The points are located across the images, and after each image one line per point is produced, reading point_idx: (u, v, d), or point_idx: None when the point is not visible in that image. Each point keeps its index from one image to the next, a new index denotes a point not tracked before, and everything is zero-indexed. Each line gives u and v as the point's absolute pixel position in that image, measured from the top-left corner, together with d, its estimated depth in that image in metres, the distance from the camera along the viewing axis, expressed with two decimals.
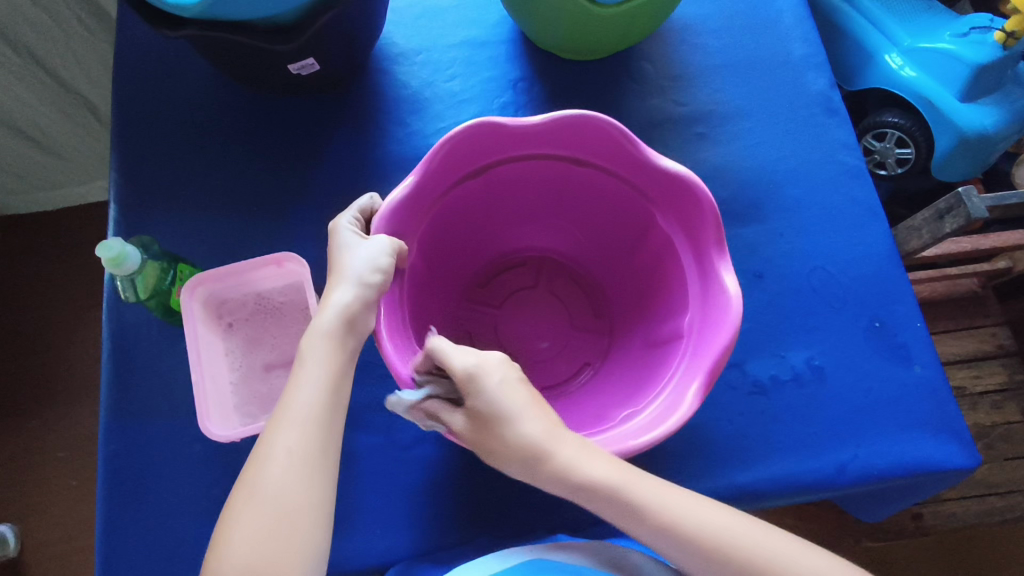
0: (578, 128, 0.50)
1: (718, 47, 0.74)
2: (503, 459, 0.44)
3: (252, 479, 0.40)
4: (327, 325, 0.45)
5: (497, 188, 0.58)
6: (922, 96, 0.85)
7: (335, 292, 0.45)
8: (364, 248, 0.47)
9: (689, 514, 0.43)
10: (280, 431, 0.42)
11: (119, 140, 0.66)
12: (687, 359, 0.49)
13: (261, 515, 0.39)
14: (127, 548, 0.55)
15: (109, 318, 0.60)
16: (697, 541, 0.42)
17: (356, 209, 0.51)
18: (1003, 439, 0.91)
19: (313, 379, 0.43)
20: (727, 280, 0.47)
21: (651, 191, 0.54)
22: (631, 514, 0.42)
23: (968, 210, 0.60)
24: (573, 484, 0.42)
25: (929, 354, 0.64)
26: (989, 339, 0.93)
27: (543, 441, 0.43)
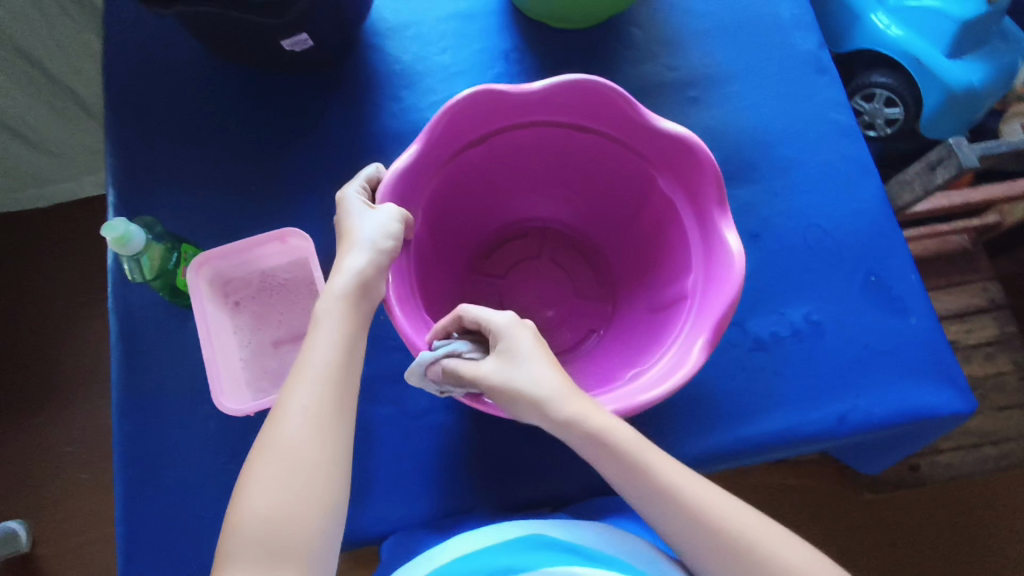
0: (577, 93, 0.51)
1: (708, 11, 0.74)
2: (517, 409, 0.45)
3: (272, 435, 0.42)
4: (341, 291, 0.46)
5: (498, 156, 0.58)
6: (910, 54, 0.86)
7: (348, 258, 0.46)
8: (375, 215, 0.47)
9: (694, 491, 0.43)
10: (297, 390, 0.43)
11: (113, 126, 0.66)
12: (692, 317, 0.50)
13: (278, 469, 0.41)
14: (147, 528, 0.56)
15: (114, 301, 0.60)
16: (698, 509, 0.42)
17: (363, 179, 0.51)
18: (997, 390, 0.93)
19: (326, 341, 0.45)
20: (729, 238, 0.48)
21: (650, 153, 0.54)
22: (634, 470, 0.44)
23: (958, 160, 0.61)
24: (580, 430, 0.44)
25: (923, 305, 0.65)
26: (980, 294, 0.95)
27: (559, 390, 0.44)
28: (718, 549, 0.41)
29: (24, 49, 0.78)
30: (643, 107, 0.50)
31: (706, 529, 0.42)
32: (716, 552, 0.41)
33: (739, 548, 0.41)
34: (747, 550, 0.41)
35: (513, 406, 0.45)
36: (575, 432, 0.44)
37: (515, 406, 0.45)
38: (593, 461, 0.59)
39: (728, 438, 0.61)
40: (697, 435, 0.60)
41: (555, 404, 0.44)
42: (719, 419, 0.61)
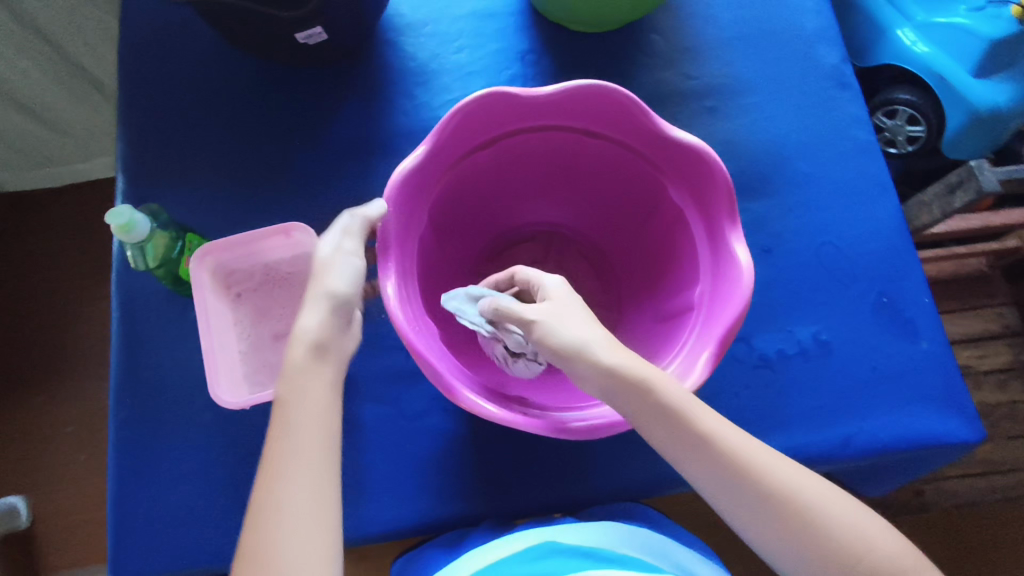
0: (590, 98, 0.50)
1: (729, 20, 0.73)
2: (554, 358, 0.44)
3: (268, 510, 0.38)
4: (298, 357, 0.43)
5: (507, 159, 0.57)
6: (933, 71, 0.84)
7: (303, 321, 0.43)
8: (332, 264, 0.45)
9: (736, 441, 0.43)
10: (283, 458, 0.40)
11: (126, 111, 0.66)
12: (697, 332, 0.49)
13: (280, 524, 0.38)
14: (140, 515, 0.56)
15: (119, 287, 0.60)
16: (740, 457, 0.42)
17: (352, 213, 0.46)
18: (1008, 418, 0.91)
19: (301, 393, 0.42)
20: (738, 252, 0.47)
21: (662, 162, 0.53)
22: (679, 422, 0.42)
23: (979, 184, 0.60)
24: (644, 382, 0.42)
25: (935, 329, 0.64)
26: (995, 319, 0.94)
27: (599, 341, 0.43)
28: (768, 500, 0.41)
29: (42, 30, 0.79)
30: (656, 115, 0.48)
31: (757, 480, 0.42)
32: (764, 505, 0.41)
33: (789, 499, 0.41)
34: (794, 500, 0.41)
35: (568, 357, 0.43)
36: (630, 384, 0.42)
37: (571, 357, 0.43)
38: (589, 472, 0.58)
39: None
40: None
41: (614, 355, 0.43)
42: None
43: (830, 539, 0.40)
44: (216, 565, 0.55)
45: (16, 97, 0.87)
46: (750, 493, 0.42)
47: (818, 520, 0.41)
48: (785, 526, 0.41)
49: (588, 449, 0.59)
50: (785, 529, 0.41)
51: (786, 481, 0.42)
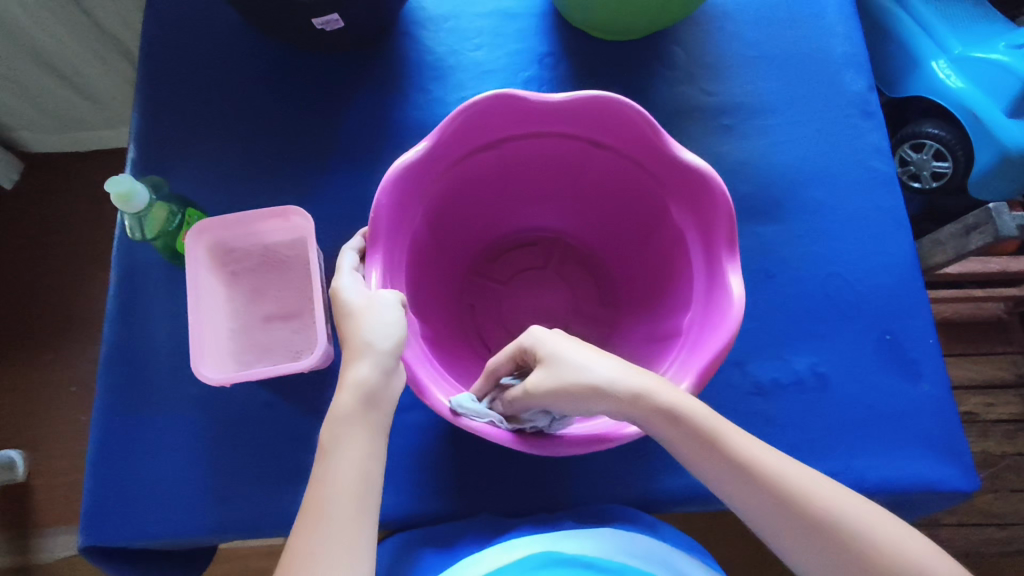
0: (595, 109, 0.49)
1: (756, 38, 0.71)
2: (580, 396, 0.44)
3: (307, 548, 0.40)
4: (347, 404, 0.44)
5: (512, 163, 0.57)
6: (967, 108, 0.81)
7: (355, 369, 0.44)
8: (373, 310, 0.45)
9: (771, 459, 0.43)
10: (329, 496, 0.41)
11: (143, 82, 0.67)
12: (682, 358, 0.48)
13: (334, 524, 0.40)
14: (117, 482, 0.56)
15: (119, 255, 0.61)
16: (779, 475, 0.42)
17: (350, 249, 0.49)
18: (1011, 470, 0.88)
19: (356, 419, 0.44)
20: (732, 282, 0.46)
21: (667, 181, 0.52)
22: (712, 443, 0.43)
23: (996, 228, 0.58)
24: (666, 410, 0.42)
25: (939, 372, 0.62)
26: (1007, 367, 0.91)
27: (623, 372, 0.44)
28: (804, 517, 0.41)
29: None
30: (662, 133, 0.47)
31: (788, 494, 0.41)
32: (800, 523, 0.41)
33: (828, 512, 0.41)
34: (831, 510, 0.41)
35: (580, 396, 0.44)
36: (663, 416, 0.42)
37: (583, 397, 0.44)
38: (567, 483, 0.58)
39: None
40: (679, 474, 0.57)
41: (633, 384, 0.43)
42: None
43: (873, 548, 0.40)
44: (187, 538, 0.56)
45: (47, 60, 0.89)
46: (787, 511, 0.41)
47: (866, 538, 0.40)
48: (824, 540, 0.40)
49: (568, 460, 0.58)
50: (825, 542, 0.40)
51: (817, 491, 0.42)
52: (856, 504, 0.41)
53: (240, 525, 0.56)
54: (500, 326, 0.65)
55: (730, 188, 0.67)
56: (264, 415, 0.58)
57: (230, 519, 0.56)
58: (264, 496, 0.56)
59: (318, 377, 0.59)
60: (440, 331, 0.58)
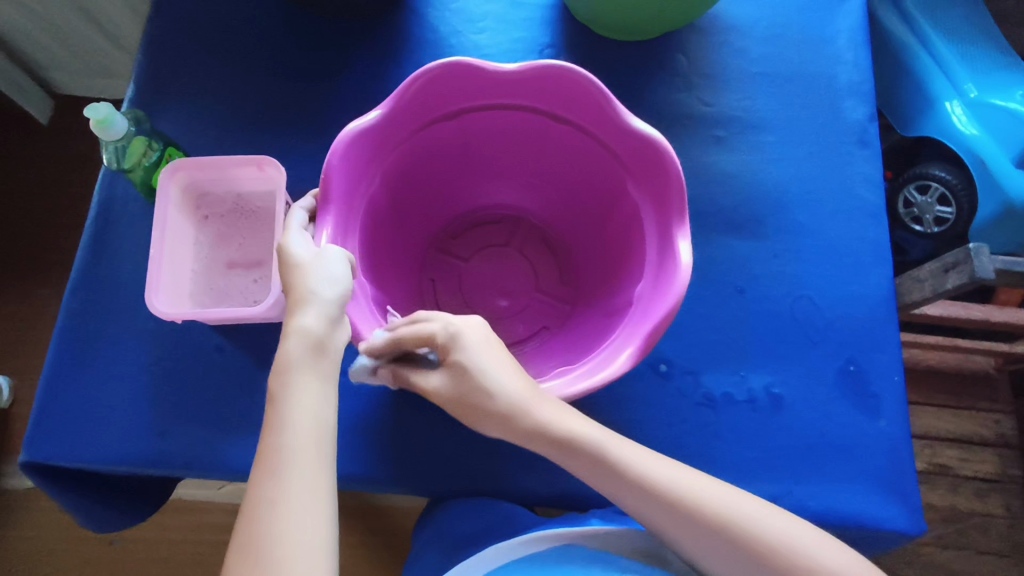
0: (558, 81, 0.51)
1: (759, 54, 0.70)
2: (478, 418, 0.45)
3: (266, 495, 0.38)
4: (294, 352, 0.41)
5: (478, 132, 0.59)
6: (975, 153, 0.78)
7: (300, 318, 0.42)
8: (320, 263, 0.44)
9: (669, 476, 0.44)
10: (285, 443, 0.39)
11: (150, 25, 0.68)
12: (630, 326, 0.49)
13: (295, 475, 0.38)
14: (64, 402, 0.58)
15: (102, 187, 0.63)
16: (681, 494, 0.44)
17: (299, 207, 0.48)
18: (977, 529, 0.88)
19: (310, 367, 0.41)
20: (681, 250, 0.47)
21: (627, 158, 0.54)
22: (611, 473, 0.45)
23: (973, 268, 0.57)
24: (557, 441, 0.45)
25: (898, 410, 0.61)
26: (990, 426, 0.91)
27: (521, 398, 0.44)
28: (723, 544, 0.43)
29: None
30: (619, 103, 0.49)
31: (704, 519, 0.43)
32: (718, 549, 0.43)
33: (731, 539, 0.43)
34: (734, 531, 0.43)
35: (476, 416, 0.45)
36: (555, 447, 0.45)
37: (474, 418, 0.46)
38: (501, 468, 0.57)
39: None
40: None
41: (535, 413, 0.44)
42: None
43: (782, 565, 0.42)
44: (123, 466, 0.56)
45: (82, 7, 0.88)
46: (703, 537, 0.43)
47: (794, 559, 0.42)
48: (734, 557, 0.43)
49: (505, 445, 0.58)
50: (731, 566, 0.43)
51: (719, 515, 0.43)
52: (764, 513, 0.44)
53: (173, 461, 0.56)
54: (457, 299, 0.68)
55: (713, 199, 0.66)
56: (214, 357, 0.59)
57: (166, 454, 0.56)
58: (202, 436, 0.57)
59: (272, 329, 0.59)
60: (395, 297, 0.60)
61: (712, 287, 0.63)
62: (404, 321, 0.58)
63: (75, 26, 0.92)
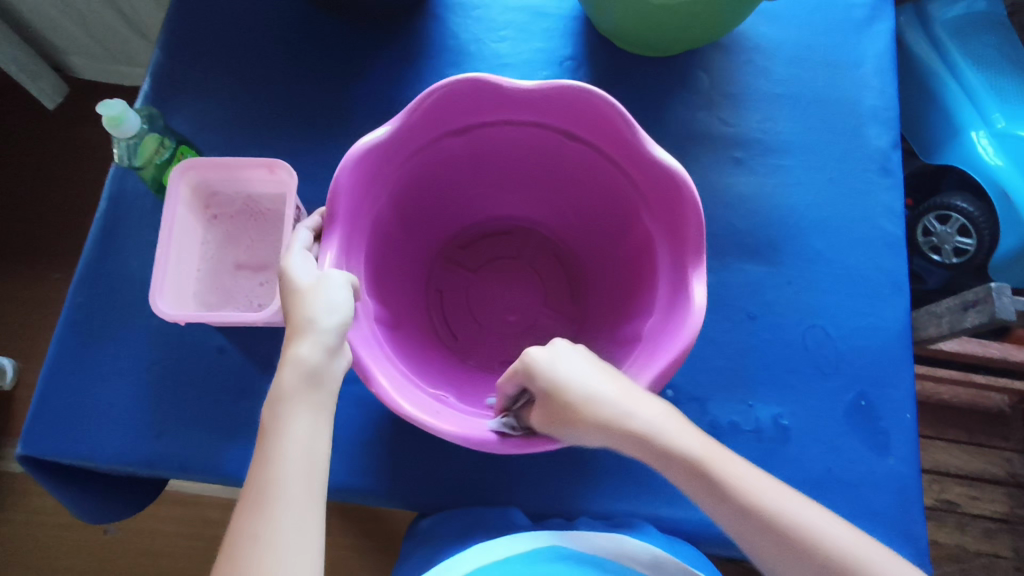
0: (580, 103, 0.50)
1: (784, 75, 0.69)
2: (582, 431, 0.43)
3: (251, 530, 0.36)
4: (289, 383, 0.40)
5: (495, 146, 0.58)
6: (998, 185, 0.76)
7: (297, 347, 0.41)
8: (321, 290, 0.43)
9: (782, 502, 0.40)
10: (274, 474, 0.38)
11: (169, 19, 0.68)
12: (637, 363, 0.48)
13: (282, 510, 0.37)
14: (63, 396, 0.57)
15: (113, 181, 0.63)
16: (780, 515, 0.39)
17: (304, 227, 0.47)
18: (983, 570, 0.87)
19: (301, 398, 0.40)
20: (696, 291, 0.45)
21: (644, 185, 0.53)
22: (714, 486, 0.41)
23: (994, 308, 0.56)
24: (656, 447, 0.42)
25: (909, 449, 0.59)
26: (1001, 464, 0.89)
27: (620, 399, 0.43)
28: (815, 571, 0.38)
29: None
30: (640, 130, 0.48)
31: (794, 546, 0.39)
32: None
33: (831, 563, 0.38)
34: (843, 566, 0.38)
35: (576, 434, 0.44)
36: (651, 454, 0.42)
37: (566, 431, 0.44)
38: (500, 487, 0.56)
39: (647, 514, 0.56)
40: (616, 498, 0.56)
41: (630, 418, 0.43)
42: (642, 491, 0.56)
43: None
44: (118, 464, 0.56)
45: None
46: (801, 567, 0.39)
47: None
48: None
49: (504, 466, 0.57)
50: None
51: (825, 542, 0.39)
52: (872, 548, 0.39)
53: (169, 462, 0.56)
54: (465, 312, 0.68)
55: (729, 223, 0.64)
56: (216, 359, 0.58)
57: (161, 455, 0.56)
58: (199, 438, 0.56)
59: (274, 333, 0.59)
60: (401, 309, 0.59)
61: (723, 313, 0.62)
62: (407, 334, 0.58)
63: (97, 12, 0.92)
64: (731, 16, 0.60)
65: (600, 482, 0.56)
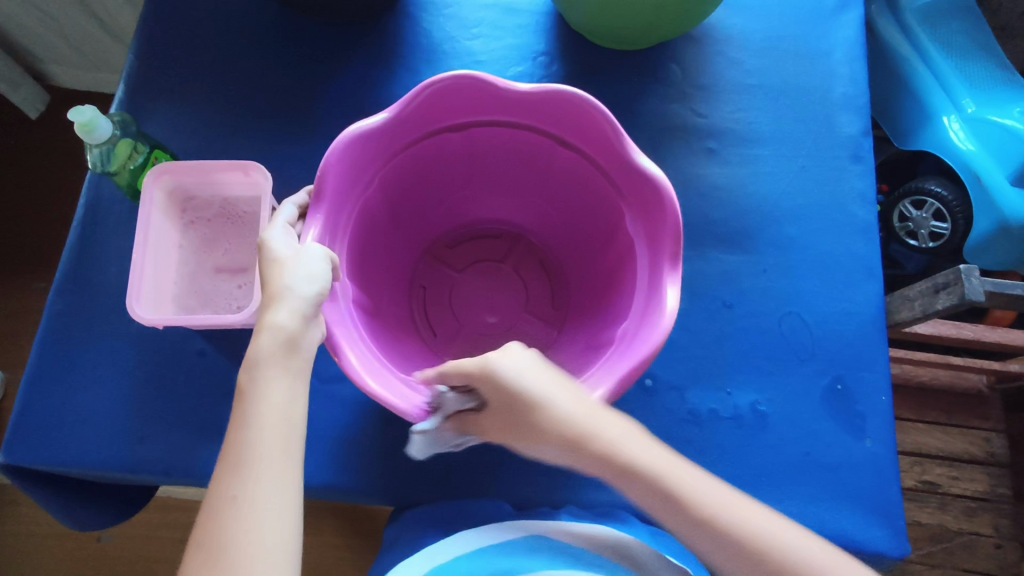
0: (555, 101, 0.50)
1: (755, 65, 0.70)
2: (539, 446, 0.43)
3: (229, 491, 0.37)
4: (265, 350, 0.40)
5: (478, 146, 0.59)
6: (970, 169, 0.77)
7: (273, 314, 0.41)
8: (300, 260, 0.43)
9: (736, 514, 0.40)
10: (250, 437, 0.39)
11: (142, 25, 0.68)
12: (614, 358, 0.48)
13: (258, 470, 0.38)
14: (44, 404, 0.57)
15: (90, 189, 0.63)
16: (739, 533, 0.39)
17: (290, 203, 0.48)
18: (964, 547, 0.89)
19: (277, 362, 0.40)
20: (668, 296, 0.46)
21: (625, 186, 0.53)
22: (671, 505, 0.40)
23: (963, 290, 0.57)
24: (616, 462, 0.41)
25: (885, 431, 0.60)
26: (981, 444, 0.91)
27: (576, 416, 0.42)
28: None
29: None
30: (626, 139, 0.49)
31: (756, 559, 0.39)
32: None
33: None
34: None
35: (534, 444, 0.43)
36: (609, 468, 0.41)
37: (522, 438, 0.44)
38: (484, 480, 0.57)
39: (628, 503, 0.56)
40: (599, 487, 0.57)
41: (598, 433, 0.41)
42: None
43: None
44: (100, 470, 0.56)
45: (84, 4, 0.88)
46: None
47: None
48: None
49: (487, 461, 0.57)
50: None
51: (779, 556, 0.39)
52: (819, 546, 0.40)
53: (152, 467, 0.56)
54: (447, 310, 0.69)
55: (703, 212, 0.65)
56: (196, 362, 0.58)
57: (144, 460, 0.56)
58: (183, 441, 0.57)
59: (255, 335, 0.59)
60: (382, 307, 0.59)
61: (701, 303, 0.62)
62: (386, 326, 0.58)
63: (75, 20, 0.91)
64: (695, 12, 0.61)
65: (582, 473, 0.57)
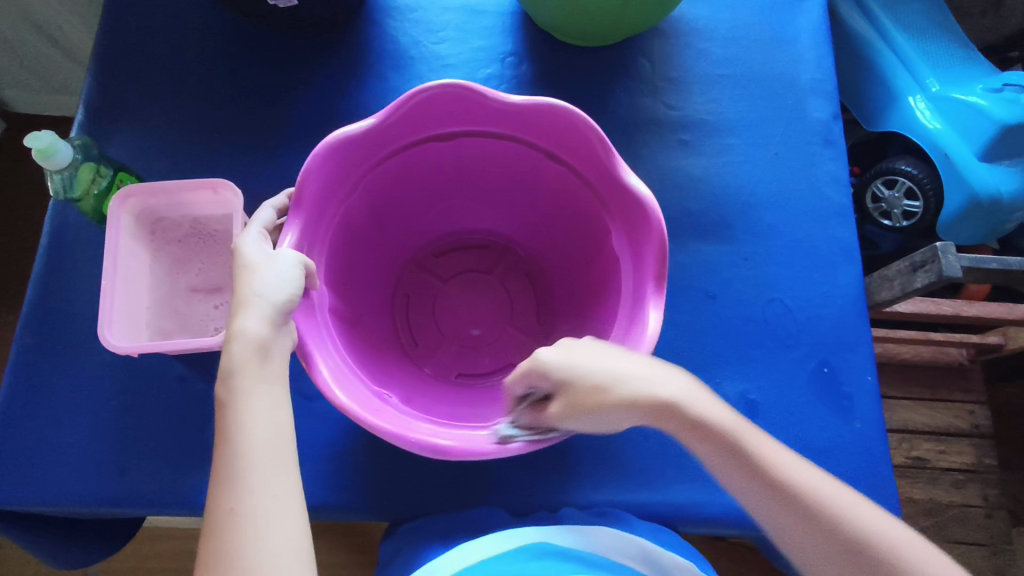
0: (534, 111, 0.50)
1: (723, 55, 0.70)
2: (612, 416, 0.44)
3: (226, 506, 0.36)
4: (238, 358, 0.39)
5: (460, 157, 0.58)
6: (939, 147, 0.78)
7: (240, 321, 0.40)
8: (270, 266, 0.42)
9: (795, 469, 0.43)
10: (238, 450, 0.37)
11: (98, 45, 0.66)
12: None
13: (251, 480, 0.37)
14: (18, 441, 0.55)
15: (54, 216, 0.61)
16: (803, 488, 0.42)
17: (269, 206, 0.47)
18: (956, 520, 0.90)
19: (251, 368, 0.39)
20: (651, 319, 0.46)
21: (606, 194, 0.53)
22: (740, 457, 0.43)
23: (940, 267, 0.57)
24: (687, 420, 0.43)
25: (873, 411, 0.60)
26: (965, 416, 0.92)
27: (643, 383, 0.44)
28: (830, 537, 0.41)
29: None
30: (614, 153, 0.49)
31: (816, 514, 0.41)
32: (827, 543, 0.41)
33: (838, 528, 0.41)
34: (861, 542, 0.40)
35: (605, 421, 0.44)
36: (683, 427, 0.43)
37: (595, 420, 0.44)
38: (479, 488, 0.56)
39: (624, 500, 0.56)
40: (595, 487, 0.56)
41: (658, 395, 0.43)
42: (618, 478, 0.56)
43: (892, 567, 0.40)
44: (80, 507, 0.54)
45: (37, 25, 0.85)
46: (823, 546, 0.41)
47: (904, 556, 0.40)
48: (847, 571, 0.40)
49: (479, 469, 0.57)
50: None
51: (836, 511, 0.41)
52: (882, 519, 0.41)
53: (136, 499, 0.54)
54: (431, 322, 0.68)
55: (682, 205, 0.65)
56: (175, 389, 0.57)
57: (127, 492, 0.54)
58: (167, 470, 0.55)
59: None
60: (361, 320, 0.58)
61: (685, 295, 0.62)
62: (366, 339, 0.57)
63: (30, 42, 0.88)
64: (660, 7, 0.61)
65: (576, 473, 0.57)
